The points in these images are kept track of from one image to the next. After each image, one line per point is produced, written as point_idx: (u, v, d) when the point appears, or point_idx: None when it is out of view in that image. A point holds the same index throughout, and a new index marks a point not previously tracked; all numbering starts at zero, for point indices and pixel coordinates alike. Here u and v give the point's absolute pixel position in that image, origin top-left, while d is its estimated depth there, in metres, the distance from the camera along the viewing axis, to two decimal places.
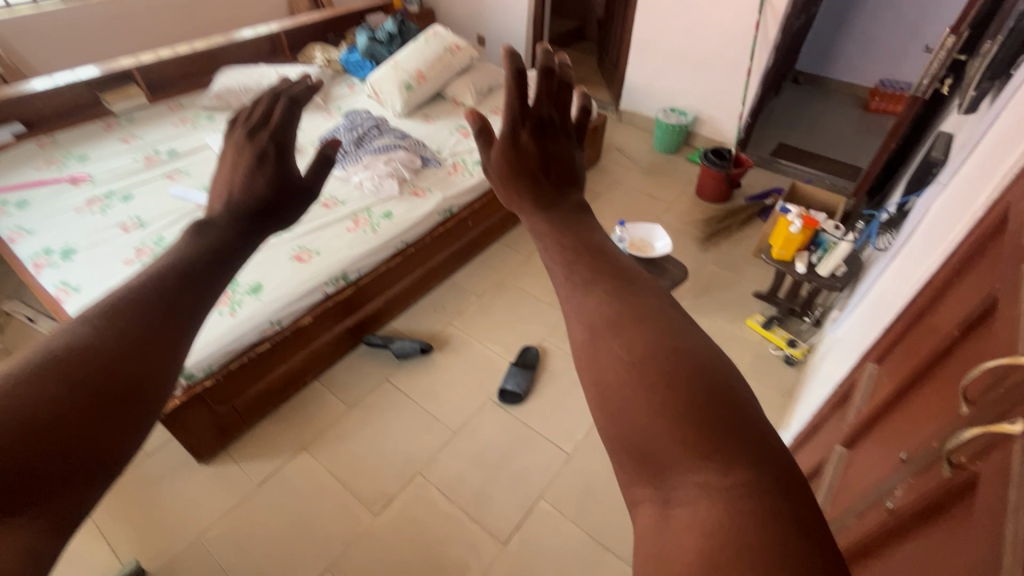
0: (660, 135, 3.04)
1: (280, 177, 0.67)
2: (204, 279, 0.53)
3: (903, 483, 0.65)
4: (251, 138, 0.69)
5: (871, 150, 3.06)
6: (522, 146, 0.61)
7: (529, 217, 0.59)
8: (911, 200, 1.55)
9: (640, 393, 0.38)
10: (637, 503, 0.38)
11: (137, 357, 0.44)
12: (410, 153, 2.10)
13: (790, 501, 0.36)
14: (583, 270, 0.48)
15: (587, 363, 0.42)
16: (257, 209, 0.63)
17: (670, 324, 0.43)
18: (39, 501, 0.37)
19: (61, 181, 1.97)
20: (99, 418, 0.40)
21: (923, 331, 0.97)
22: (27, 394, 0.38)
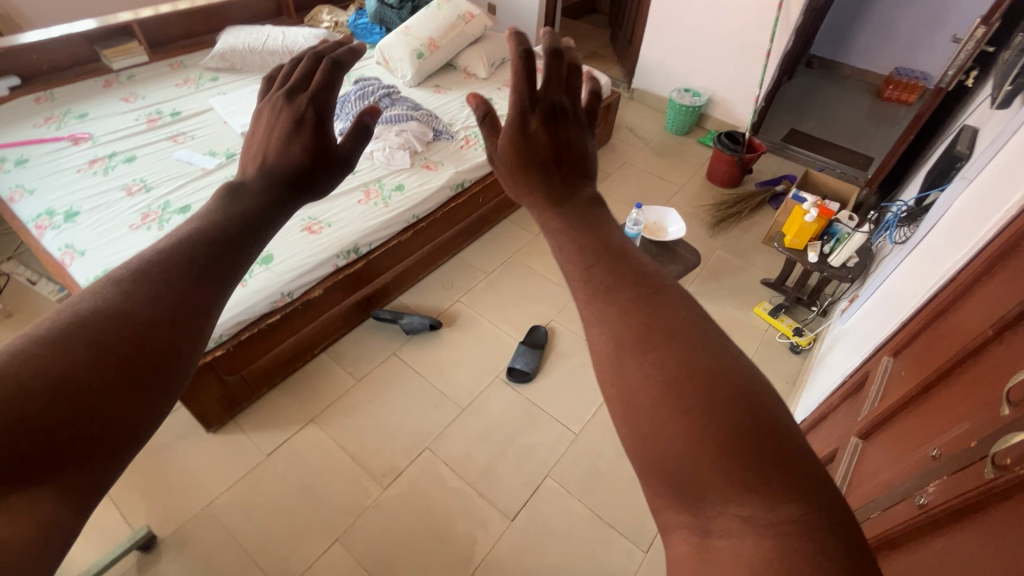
0: (673, 115, 2.99)
1: (317, 144, 0.65)
2: (228, 265, 0.51)
3: (935, 480, 0.65)
4: (289, 100, 0.66)
5: (884, 139, 3.03)
6: (531, 135, 0.59)
7: (541, 213, 0.57)
8: (932, 194, 1.55)
9: (678, 418, 0.38)
10: (672, 528, 0.40)
11: (159, 337, 0.43)
12: (422, 125, 2.05)
13: (834, 536, 0.37)
14: (604, 275, 0.47)
15: (619, 383, 0.41)
16: (293, 179, 0.62)
17: (703, 341, 0.42)
18: (60, 471, 0.38)
19: (60, 140, 1.90)
20: (119, 393, 0.41)
21: (947, 328, 0.98)
22: (52, 365, 0.38)
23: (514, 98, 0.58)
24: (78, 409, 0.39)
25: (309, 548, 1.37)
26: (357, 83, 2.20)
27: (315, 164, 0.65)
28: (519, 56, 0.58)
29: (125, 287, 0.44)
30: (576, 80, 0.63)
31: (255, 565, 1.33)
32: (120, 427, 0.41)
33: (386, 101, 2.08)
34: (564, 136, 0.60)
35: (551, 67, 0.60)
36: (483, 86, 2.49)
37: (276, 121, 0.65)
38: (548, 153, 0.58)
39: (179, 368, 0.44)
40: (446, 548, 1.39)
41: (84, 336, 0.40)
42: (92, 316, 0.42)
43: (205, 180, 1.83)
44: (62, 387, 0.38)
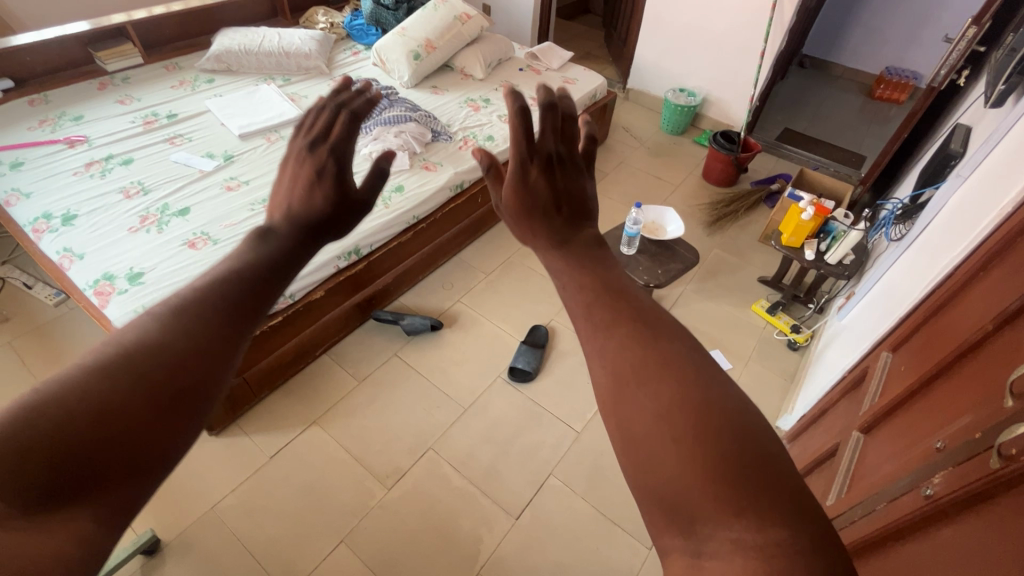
0: (668, 115, 3.00)
1: (338, 193, 0.64)
2: (256, 292, 0.51)
3: (941, 472, 0.67)
4: (312, 150, 0.65)
5: (875, 137, 3.07)
6: (532, 185, 0.61)
7: (544, 253, 0.58)
8: (926, 192, 1.57)
9: (671, 448, 0.40)
10: (668, 552, 0.41)
11: (190, 362, 0.43)
12: (421, 126, 2.05)
13: (815, 559, 0.39)
14: (603, 311, 0.48)
15: (616, 411, 0.43)
16: (313, 228, 0.61)
17: (694, 371, 0.44)
18: (93, 495, 0.38)
19: (56, 143, 1.89)
20: (152, 418, 0.40)
21: (947, 323, 0.99)
22: (89, 388, 0.39)
23: (513, 153, 0.60)
24: (110, 438, 0.38)
25: (315, 550, 1.36)
26: (355, 84, 2.20)
27: (336, 212, 0.63)
28: (515, 109, 0.59)
29: (161, 313, 0.45)
30: (571, 127, 0.63)
31: (261, 568, 1.33)
32: (147, 456, 0.40)
33: (385, 103, 2.08)
34: (562, 185, 0.61)
35: (547, 118, 0.61)
36: (480, 87, 2.50)
37: (298, 172, 0.64)
38: (548, 202, 0.60)
39: (208, 400, 0.44)
40: (452, 548, 1.40)
41: (117, 363, 0.41)
42: (131, 340, 0.42)
43: (203, 182, 1.82)
44: (95, 416, 0.38)
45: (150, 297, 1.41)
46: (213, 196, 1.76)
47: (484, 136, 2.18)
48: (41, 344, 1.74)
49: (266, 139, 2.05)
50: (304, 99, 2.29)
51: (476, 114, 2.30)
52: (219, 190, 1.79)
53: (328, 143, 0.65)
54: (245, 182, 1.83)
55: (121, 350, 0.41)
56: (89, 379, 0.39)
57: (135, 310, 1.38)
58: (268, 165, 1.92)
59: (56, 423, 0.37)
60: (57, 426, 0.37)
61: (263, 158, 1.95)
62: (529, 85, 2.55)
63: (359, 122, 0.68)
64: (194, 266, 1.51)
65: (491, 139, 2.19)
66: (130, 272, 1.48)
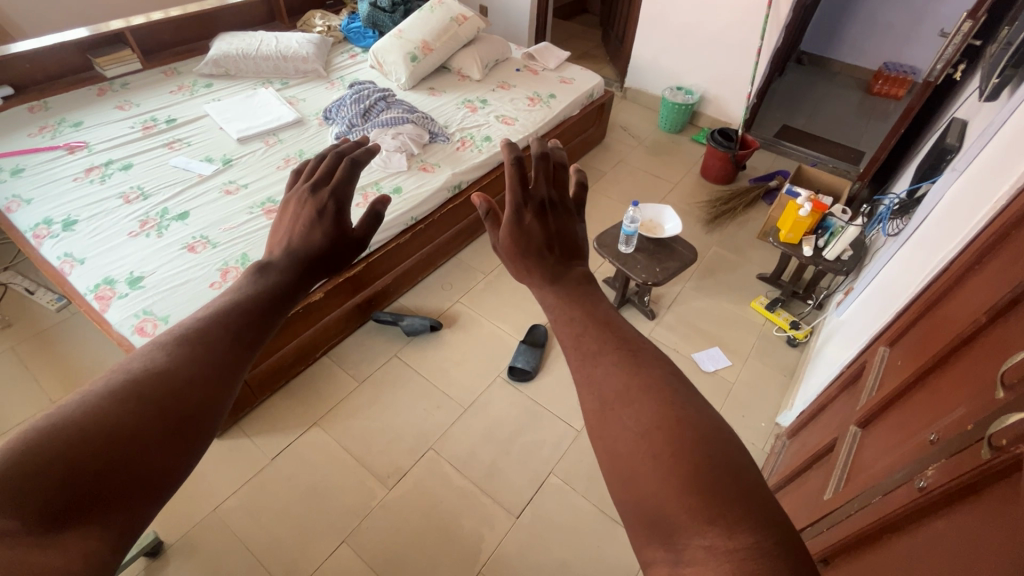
0: (666, 114, 3.01)
1: (335, 229, 0.72)
2: (257, 328, 0.57)
3: (934, 464, 0.67)
4: (313, 193, 0.75)
5: (874, 133, 3.06)
6: (528, 226, 0.66)
7: (539, 289, 0.63)
8: (923, 186, 1.57)
9: (649, 462, 0.43)
10: (651, 563, 0.42)
11: (197, 392, 0.49)
12: (418, 127, 2.06)
13: (793, 563, 0.41)
14: (592, 339, 0.53)
15: (602, 434, 0.47)
16: (313, 260, 0.69)
17: (671, 393, 0.48)
18: (105, 512, 0.41)
19: (56, 150, 1.90)
20: (163, 441, 0.45)
21: (942, 317, 1.00)
22: (107, 412, 0.43)
23: (510, 197, 0.66)
24: (120, 460, 0.42)
25: (316, 551, 1.37)
26: (353, 87, 2.20)
27: (332, 246, 0.71)
28: (513, 160, 0.65)
29: (170, 347, 0.50)
30: (562, 176, 0.71)
31: (263, 569, 1.33)
32: (155, 478, 0.44)
33: (383, 105, 2.09)
34: (555, 228, 0.67)
35: (541, 167, 0.69)
36: (478, 88, 2.50)
37: (299, 212, 0.72)
38: (541, 243, 0.65)
39: (209, 427, 0.49)
40: (453, 547, 1.40)
41: (132, 391, 0.46)
42: (144, 371, 0.47)
43: (202, 187, 1.83)
44: (109, 438, 0.42)
45: (150, 301, 1.42)
46: (211, 199, 1.77)
47: (482, 137, 2.19)
48: (43, 348, 1.75)
49: (264, 142, 2.06)
50: (302, 102, 2.30)
51: (473, 115, 2.31)
52: (217, 194, 1.80)
53: (327, 185, 0.76)
54: (244, 185, 1.84)
55: (131, 382, 0.46)
56: (100, 405, 0.44)
57: (136, 314, 1.39)
58: (266, 168, 1.93)
59: (70, 446, 0.41)
60: (72, 449, 0.41)
61: (262, 161, 1.96)
62: (527, 86, 2.55)
63: (356, 169, 0.79)
64: (194, 269, 1.52)
65: (488, 139, 2.19)
66: (130, 276, 1.49)
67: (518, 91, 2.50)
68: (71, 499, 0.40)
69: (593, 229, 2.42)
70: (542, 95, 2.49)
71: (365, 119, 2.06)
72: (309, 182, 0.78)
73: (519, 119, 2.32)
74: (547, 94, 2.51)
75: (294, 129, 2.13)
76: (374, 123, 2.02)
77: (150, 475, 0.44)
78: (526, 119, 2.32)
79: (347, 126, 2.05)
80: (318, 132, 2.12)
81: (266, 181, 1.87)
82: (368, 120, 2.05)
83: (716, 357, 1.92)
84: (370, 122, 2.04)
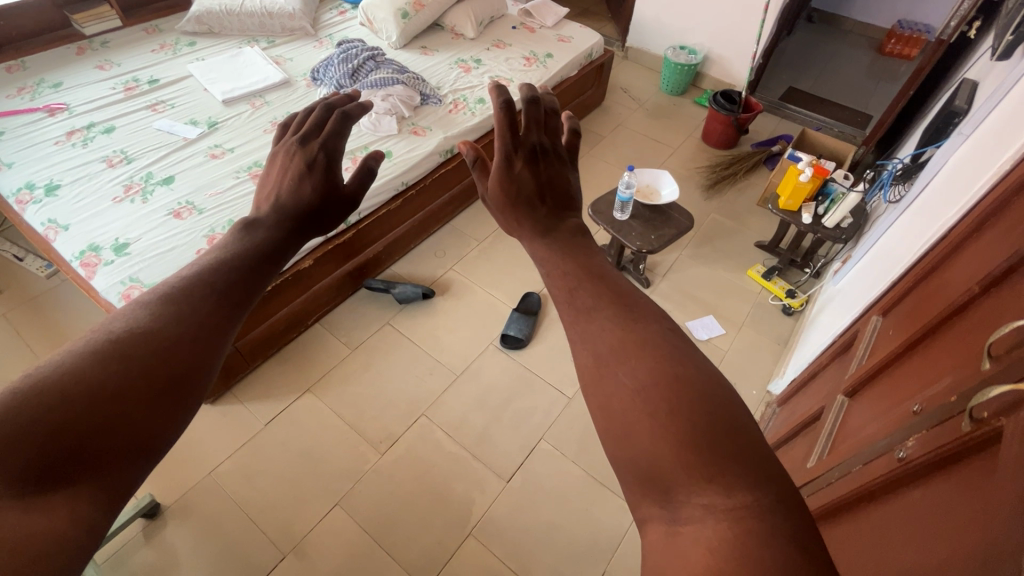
0: (668, 75, 2.91)
1: (325, 184, 0.72)
2: (245, 286, 0.56)
3: (915, 435, 0.67)
4: (302, 145, 0.74)
5: (883, 96, 2.96)
6: (518, 175, 0.65)
7: (530, 242, 0.62)
8: (928, 151, 1.52)
9: (647, 420, 0.42)
10: (647, 521, 0.43)
11: (184, 351, 0.47)
12: (409, 88, 1.99)
13: (788, 520, 0.41)
14: (585, 296, 0.52)
15: (596, 390, 0.46)
16: (301, 215, 0.69)
17: (669, 350, 0.46)
18: (93, 474, 0.41)
19: (36, 112, 1.84)
20: (151, 402, 0.44)
21: (937, 286, 0.97)
22: (88, 374, 0.42)
23: (499, 143, 0.64)
24: (105, 421, 0.42)
25: (310, 513, 1.40)
26: (342, 45, 2.12)
27: (323, 200, 0.71)
28: (502, 106, 0.64)
29: (154, 307, 0.49)
30: (553, 123, 0.70)
31: (258, 530, 1.36)
32: (140, 438, 0.43)
33: (373, 65, 2.01)
34: (542, 174, 0.66)
35: (530, 112, 0.68)
36: (472, 47, 2.41)
37: (289, 167, 0.72)
38: (530, 190, 0.64)
39: (199, 387, 0.48)
40: (444, 509, 1.43)
41: (115, 352, 0.45)
42: (128, 331, 0.46)
43: (187, 150, 1.78)
44: (93, 399, 0.41)
45: (135, 268, 1.41)
46: (195, 164, 1.73)
47: (476, 99, 2.12)
48: (34, 315, 1.75)
49: (250, 104, 1.99)
50: (290, 62, 2.21)
51: (467, 75, 2.23)
52: (202, 158, 1.75)
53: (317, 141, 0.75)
54: (229, 149, 1.79)
55: (115, 340, 0.45)
56: (83, 366, 0.43)
57: (122, 281, 1.38)
58: (252, 131, 1.88)
59: (52, 408, 0.40)
60: (55, 410, 0.40)
61: (247, 124, 1.91)
62: (523, 44, 2.46)
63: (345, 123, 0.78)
64: (180, 236, 1.49)
65: (482, 101, 2.12)
66: (115, 242, 1.47)
67: (513, 50, 2.41)
68: (55, 462, 0.40)
69: (590, 195, 2.37)
70: (538, 55, 2.39)
71: (354, 79, 1.98)
72: (298, 134, 0.77)
73: (514, 81, 2.24)
74: (543, 54, 2.41)
75: (281, 90, 2.06)
76: (364, 84, 1.95)
77: (133, 438, 0.43)
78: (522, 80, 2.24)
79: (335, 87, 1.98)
80: (306, 94, 2.05)
81: (252, 145, 1.82)
82: (357, 81, 1.97)
83: (710, 325, 1.91)
84: (359, 83, 1.97)
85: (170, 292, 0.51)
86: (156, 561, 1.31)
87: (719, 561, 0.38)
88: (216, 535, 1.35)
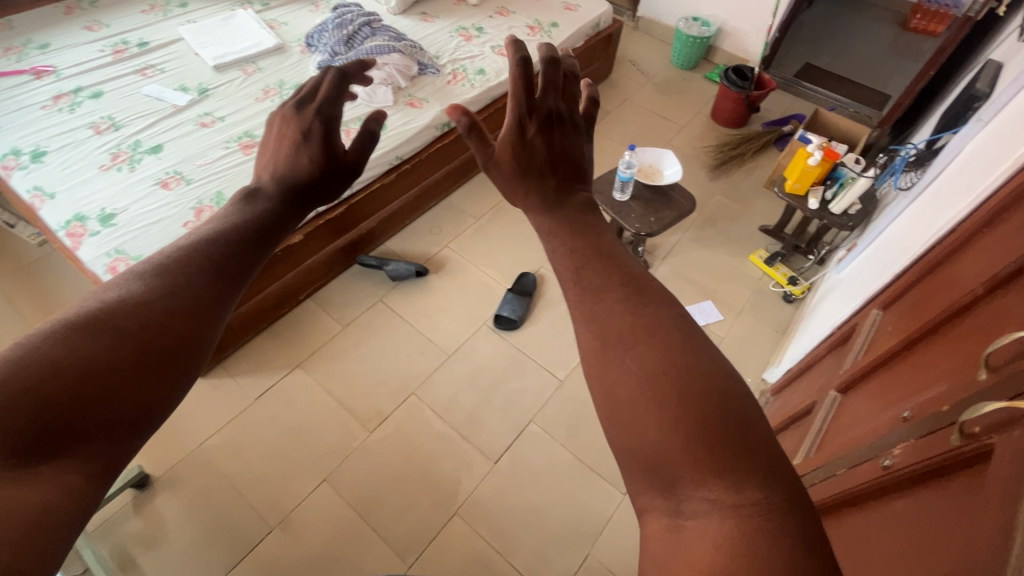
0: (679, 48, 2.79)
1: (325, 155, 0.65)
2: (245, 257, 0.54)
3: (903, 442, 0.64)
4: (299, 110, 0.66)
5: (903, 75, 2.84)
6: (530, 143, 0.60)
7: (534, 217, 0.58)
8: (944, 137, 1.45)
9: (654, 409, 0.41)
10: (647, 511, 0.42)
11: (181, 322, 0.46)
12: (406, 58, 1.91)
13: (797, 518, 0.39)
14: (593, 275, 0.49)
15: (600, 376, 0.44)
16: (298, 189, 0.62)
17: (679, 337, 0.44)
18: (88, 445, 0.40)
19: (22, 73, 1.79)
20: (145, 374, 0.43)
21: (941, 282, 0.93)
22: (79, 346, 0.41)
23: (512, 105, 0.59)
24: (100, 392, 0.41)
25: (297, 488, 1.41)
26: (337, 9, 2.03)
27: (321, 172, 0.64)
28: (518, 64, 0.58)
29: (148, 278, 0.48)
30: (571, 88, 0.64)
31: (247, 503, 1.38)
32: (137, 412, 0.42)
33: (369, 31, 1.94)
34: (554, 142, 0.60)
35: (549, 74, 0.61)
36: (474, 14, 2.31)
37: (290, 130, 0.64)
38: (541, 161, 0.59)
39: (197, 359, 0.47)
40: (431, 488, 1.44)
41: (108, 323, 0.43)
42: (121, 302, 0.45)
43: (177, 118, 1.73)
44: (83, 375, 0.40)
45: (121, 239, 1.38)
46: (184, 132, 1.68)
47: (476, 70, 2.05)
48: (25, 284, 1.74)
49: (242, 71, 1.93)
50: (284, 26, 2.14)
51: (467, 44, 2.14)
52: (192, 126, 1.71)
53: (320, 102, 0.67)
54: (219, 117, 1.74)
55: (106, 313, 0.44)
56: (74, 335, 0.41)
57: (108, 253, 1.36)
58: (243, 99, 1.82)
59: (44, 379, 0.39)
60: (48, 381, 0.39)
61: (238, 91, 1.85)
62: (528, 12, 2.35)
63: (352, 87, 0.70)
64: (167, 207, 1.47)
65: (482, 72, 2.05)
66: (101, 212, 1.44)
67: (517, 18, 2.31)
68: (46, 433, 0.39)
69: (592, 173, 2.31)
70: (542, 24, 2.30)
71: (350, 45, 1.91)
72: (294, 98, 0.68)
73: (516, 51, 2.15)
74: (548, 22, 2.31)
75: (274, 56, 2.00)
76: (359, 51, 1.88)
77: (127, 412, 0.42)
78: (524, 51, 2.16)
79: (329, 54, 1.90)
80: (300, 61, 1.99)
81: (243, 114, 1.77)
82: (352, 47, 1.90)
83: (707, 311, 1.87)
84: (354, 50, 1.89)
85: (164, 264, 0.49)
86: (146, 531, 1.32)
87: (723, 557, 0.37)
88: (205, 505, 1.37)
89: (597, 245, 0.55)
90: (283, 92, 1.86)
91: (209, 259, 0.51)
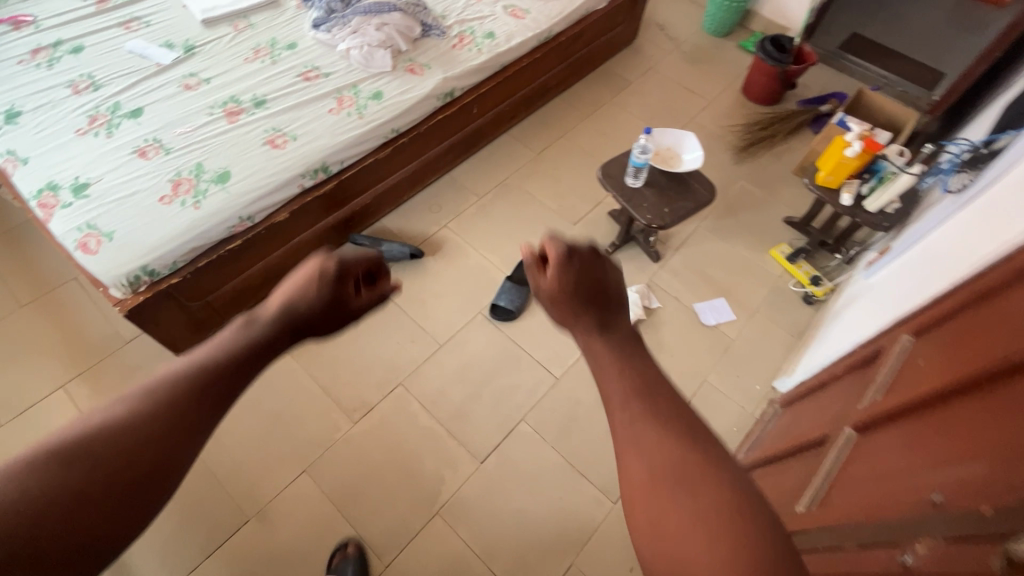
0: (713, 11, 2.55)
1: (337, 303, 0.68)
2: (240, 373, 0.56)
3: (931, 540, 0.56)
4: (336, 250, 0.71)
5: (960, 50, 2.56)
6: (583, 273, 0.57)
7: (584, 341, 0.54)
8: (1007, 136, 1.26)
9: (719, 552, 0.38)
10: None
11: (172, 442, 0.48)
12: (407, 17, 1.75)
13: None
14: (643, 402, 0.47)
15: (651, 513, 0.42)
16: (301, 328, 0.65)
17: (723, 466, 0.44)
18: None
19: (0, 23, 1.68)
20: (129, 502, 0.44)
21: (988, 320, 0.80)
22: (59, 478, 0.41)
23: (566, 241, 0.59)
24: (84, 524, 0.41)
25: (277, 476, 1.37)
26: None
27: (324, 319, 0.67)
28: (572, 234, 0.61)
29: (140, 398, 0.48)
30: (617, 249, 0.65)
31: (224, 491, 1.35)
32: (115, 540, 0.43)
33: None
34: (600, 274, 0.58)
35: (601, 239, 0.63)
36: None
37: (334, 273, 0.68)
38: (596, 287, 0.57)
39: (181, 477, 0.48)
40: (414, 485, 1.39)
41: (95, 446, 0.44)
42: (110, 425, 0.46)
43: (160, 79, 1.62)
44: (62, 519, 0.40)
45: (93, 213, 1.30)
46: (166, 94, 1.57)
47: (485, 32, 1.87)
48: (8, 249, 1.68)
49: (232, 27, 1.79)
50: None
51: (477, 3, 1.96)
52: (175, 88, 1.59)
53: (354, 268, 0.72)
54: (205, 79, 1.63)
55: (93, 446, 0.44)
56: (53, 464, 0.42)
57: (79, 228, 1.28)
58: (231, 59, 1.69)
59: (24, 517, 0.39)
60: (32, 517, 0.39)
61: (227, 50, 1.72)
62: None
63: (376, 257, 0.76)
64: (142, 178, 1.37)
65: (491, 36, 1.87)
66: (75, 182, 1.36)
67: None
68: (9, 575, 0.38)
69: (606, 150, 2.14)
70: None
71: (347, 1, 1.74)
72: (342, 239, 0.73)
73: (531, 12, 1.96)
74: None
75: (267, 12, 1.85)
76: (357, 9, 1.72)
77: (85, 557, 0.41)
78: (540, 13, 1.97)
79: (325, 10, 1.74)
80: (295, 17, 1.84)
81: (230, 76, 1.64)
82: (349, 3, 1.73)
83: (719, 309, 1.75)
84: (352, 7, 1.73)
85: (170, 392, 0.50)
86: None
87: None
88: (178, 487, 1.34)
89: (609, 368, 0.50)
90: (274, 52, 1.72)
91: (208, 379, 0.52)
